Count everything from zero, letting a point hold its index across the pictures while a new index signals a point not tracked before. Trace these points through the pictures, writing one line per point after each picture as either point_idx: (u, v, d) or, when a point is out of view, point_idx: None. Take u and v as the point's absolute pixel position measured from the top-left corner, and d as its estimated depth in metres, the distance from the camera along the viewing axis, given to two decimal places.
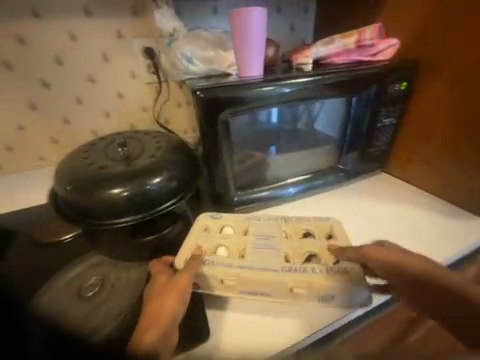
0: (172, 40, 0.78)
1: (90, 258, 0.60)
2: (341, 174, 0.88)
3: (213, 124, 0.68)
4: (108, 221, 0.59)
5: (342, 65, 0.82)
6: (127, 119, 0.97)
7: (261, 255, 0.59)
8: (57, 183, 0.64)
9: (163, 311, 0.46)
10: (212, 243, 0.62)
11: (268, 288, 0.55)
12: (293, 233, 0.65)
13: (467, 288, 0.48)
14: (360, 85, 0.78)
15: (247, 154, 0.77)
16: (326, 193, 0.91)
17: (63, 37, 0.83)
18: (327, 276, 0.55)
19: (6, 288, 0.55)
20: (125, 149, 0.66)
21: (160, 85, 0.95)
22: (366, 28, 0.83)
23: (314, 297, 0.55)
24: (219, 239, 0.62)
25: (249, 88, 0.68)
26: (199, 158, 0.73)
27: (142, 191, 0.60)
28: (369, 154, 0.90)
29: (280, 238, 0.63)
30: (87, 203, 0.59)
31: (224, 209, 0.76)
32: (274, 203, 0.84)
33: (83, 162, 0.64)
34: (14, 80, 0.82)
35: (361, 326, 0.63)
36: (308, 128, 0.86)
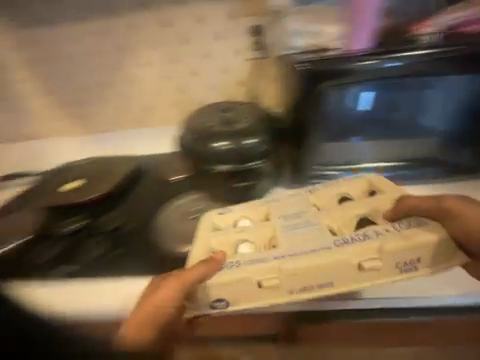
0: (298, 34, 1.15)
1: (191, 193, 1.16)
2: (433, 160, 1.17)
3: (319, 84, 1.03)
4: (213, 167, 1.12)
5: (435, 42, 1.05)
6: (225, 91, 1.45)
7: (300, 238, 0.89)
8: (187, 133, 1.19)
9: (153, 314, 0.79)
10: (230, 242, 0.92)
11: (310, 256, 0.85)
12: (322, 204, 0.99)
13: (465, 214, 0.87)
14: (443, 71, 1.03)
15: (339, 135, 1.16)
16: (402, 166, 1.17)
17: (211, 37, 1.38)
18: (343, 253, 0.84)
19: (143, 214, 1.15)
20: (227, 113, 1.21)
21: (272, 66, 1.37)
22: (427, 24, 1.11)
23: (374, 273, 0.83)
24: (240, 234, 0.93)
25: (355, 61, 1.01)
26: (289, 131, 1.16)
27: (240, 146, 1.10)
28: (440, 134, 1.18)
29: (312, 211, 0.97)
30: (202, 149, 1.12)
31: (301, 176, 1.16)
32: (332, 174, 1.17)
33: (219, 117, 1.20)
34: (192, 66, 1.42)
35: (395, 315, 0.94)
36: (405, 121, 1.20)
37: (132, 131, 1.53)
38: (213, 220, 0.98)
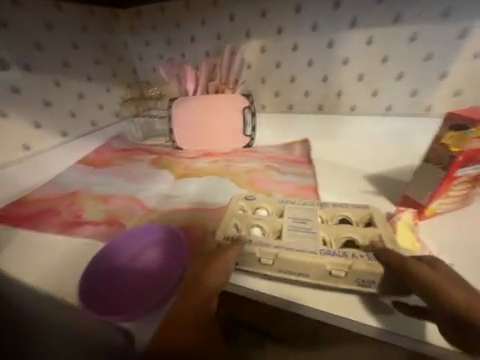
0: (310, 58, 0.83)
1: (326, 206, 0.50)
2: (445, 235, 0.48)
3: (261, 51, 0.87)
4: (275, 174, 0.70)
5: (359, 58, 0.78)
6: (288, 101, 0.92)
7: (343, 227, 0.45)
8: (296, 83, 0.88)
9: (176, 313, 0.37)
10: (244, 222, 0.47)
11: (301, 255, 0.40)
12: (361, 219, 0.47)
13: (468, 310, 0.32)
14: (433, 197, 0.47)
15: (244, 64, 0.90)
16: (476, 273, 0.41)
17: (288, 51, 0.84)
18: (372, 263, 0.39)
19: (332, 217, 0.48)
20: (287, 56, 0.85)
21: (302, 98, 0.90)
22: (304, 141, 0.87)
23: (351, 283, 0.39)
24: (254, 219, 0.48)
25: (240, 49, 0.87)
26: (269, 59, 0.88)
27: (280, 81, 0.90)
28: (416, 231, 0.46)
29: (312, 174, 0.72)
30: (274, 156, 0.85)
31: (441, 232, 0.48)
32: (319, 177, 0.71)
33: (270, 61, 0.88)
34: (270, 88, 0.92)
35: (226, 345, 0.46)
36: (284, 54, 0.85)
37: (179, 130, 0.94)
38: (240, 201, 0.52)
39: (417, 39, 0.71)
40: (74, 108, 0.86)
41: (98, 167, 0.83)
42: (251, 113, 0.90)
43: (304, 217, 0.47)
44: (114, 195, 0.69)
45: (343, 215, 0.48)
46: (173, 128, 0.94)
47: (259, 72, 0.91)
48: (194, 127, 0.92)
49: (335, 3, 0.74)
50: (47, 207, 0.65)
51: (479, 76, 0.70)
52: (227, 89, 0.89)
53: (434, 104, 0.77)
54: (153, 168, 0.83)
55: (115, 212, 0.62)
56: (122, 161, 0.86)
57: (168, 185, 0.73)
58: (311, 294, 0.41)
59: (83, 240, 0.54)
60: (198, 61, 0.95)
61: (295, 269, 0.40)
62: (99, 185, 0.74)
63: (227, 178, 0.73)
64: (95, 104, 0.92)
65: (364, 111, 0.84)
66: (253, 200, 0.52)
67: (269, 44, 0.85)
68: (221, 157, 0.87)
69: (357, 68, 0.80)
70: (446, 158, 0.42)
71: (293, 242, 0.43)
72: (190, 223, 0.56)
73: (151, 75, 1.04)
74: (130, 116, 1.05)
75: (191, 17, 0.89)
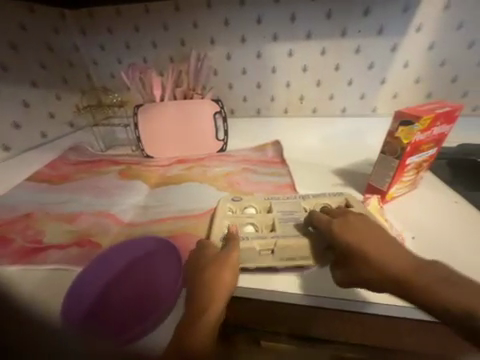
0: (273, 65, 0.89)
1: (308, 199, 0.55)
2: (403, 214, 0.56)
3: (227, 58, 0.90)
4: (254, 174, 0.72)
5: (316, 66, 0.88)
6: (256, 105, 0.97)
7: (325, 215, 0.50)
8: (263, 88, 0.94)
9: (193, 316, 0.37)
10: (237, 222, 0.50)
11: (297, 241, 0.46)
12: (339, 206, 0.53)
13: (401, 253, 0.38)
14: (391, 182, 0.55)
15: (211, 70, 0.91)
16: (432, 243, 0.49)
17: (253, 58, 0.89)
18: None
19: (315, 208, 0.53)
20: (252, 63, 0.90)
21: (269, 102, 0.96)
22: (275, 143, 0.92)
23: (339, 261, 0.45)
24: (245, 217, 0.50)
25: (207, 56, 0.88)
26: (235, 66, 0.91)
27: (248, 87, 0.94)
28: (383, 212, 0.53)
29: (288, 172, 0.77)
30: (249, 159, 0.87)
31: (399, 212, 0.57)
32: (294, 174, 0.76)
33: (237, 68, 0.91)
34: (238, 93, 0.95)
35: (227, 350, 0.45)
36: (250, 61, 0.89)
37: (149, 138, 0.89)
38: (228, 202, 0.54)
39: (361, 51, 0.83)
40: (19, 119, 0.76)
41: (54, 184, 0.73)
42: (222, 119, 0.91)
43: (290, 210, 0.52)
44: (80, 213, 0.61)
45: (324, 203, 0.53)
46: (141, 136, 0.89)
47: (226, 78, 0.93)
48: (164, 134, 0.89)
49: (292, 16, 0.81)
50: None
51: (408, 82, 0.85)
52: (196, 95, 0.88)
53: (378, 106, 0.90)
54: (122, 179, 0.76)
55: (87, 231, 0.56)
56: (85, 174, 0.78)
57: (142, 196, 0.68)
58: (304, 280, 0.44)
59: (50, 266, 0.47)
60: (163, 67, 0.93)
61: (295, 254, 0.45)
62: (59, 203, 0.65)
63: (207, 183, 0.73)
64: (44, 113, 0.82)
65: (324, 112, 0.94)
66: (240, 200, 0.54)
67: (234, 52, 0.89)
68: (196, 163, 0.85)
69: (314, 75, 0.89)
70: (398, 149, 0.51)
71: (286, 232, 0.47)
72: (176, 231, 0.54)
73: (109, 81, 0.97)
74: (88, 126, 0.96)
75: (152, 21, 0.87)
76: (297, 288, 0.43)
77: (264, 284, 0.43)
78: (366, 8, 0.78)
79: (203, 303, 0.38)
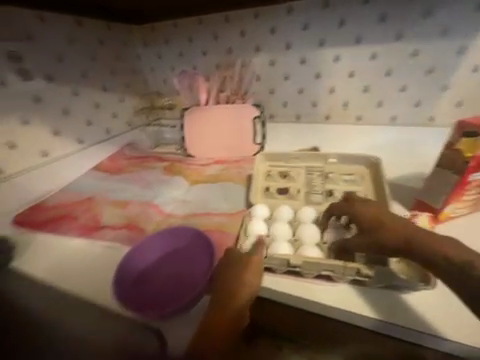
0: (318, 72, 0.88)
1: None
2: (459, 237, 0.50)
3: (271, 65, 0.92)
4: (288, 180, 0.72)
5: (364, 72, 0.83)
6: (295, 110, 0.97)
7: None
8: (304, 94, 0.93)
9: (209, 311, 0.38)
10: (266, 228, 0.49)
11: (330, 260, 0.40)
12: None
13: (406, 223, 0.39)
14: (446, 199, 0.49)
15: (254, 76, 0.94)
16: None
17: (296, 64, 0.89)
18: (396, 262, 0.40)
19: None
20: (297, 69, 0.90)
21: (310, 108, 0.94)
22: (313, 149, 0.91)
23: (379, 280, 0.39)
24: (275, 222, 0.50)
25: (250, 63, 0.92)
26: (278, 72, 0.92)
27: (290, 92, 0.94)
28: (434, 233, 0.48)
29: None
30: None
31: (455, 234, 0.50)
32: None
33: (279, 74, 0.92)
34: (278, 99, 0.97)
35: None
36: (293, 67, 0.90)
37: (192, 139, 0.97)
38: (258, 209, 0.52)
39: (419, 55, 0.76)
40: (90, 117, 0.88)
41: (112, 174, 0.84)
42: (261, 123, 0.93)
43: (322, 219, 0.51)
44: (130, 201, 0.70)
45: None
46: (185, 136, 0.97)
47: (268, 84, 0.95)
48: (204, 135, 0.95)
49: (341, 21, 0.79)
50: (67, 212, 0.67)
51: (478, 88, 0.75)
52: (237, 99, 0.93)
53: (436, 115, 0.81)
54: (167, 174, 0.84)
55: (135, 216, 0.63)
56: (136, 168, 0.89)
57: (182, 191, 0.74)
58: (335, 295, 0.40)
59: (105, 243, 0.56)
60: (209, 73, 1.00)
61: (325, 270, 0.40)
62: (115, 191, 0.76)
63: (242, 184, 0.75)
64: (109, 113, 0.95)
65: (369, 120, 0.89)
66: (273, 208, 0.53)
67: (278, 58, 0.90)
68: (232, 164, 0.89)
69: (361, 81, 0.85)
70: (459, 163, 0.45)
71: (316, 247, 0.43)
72: (209, 226, 0.58)
73: (161, 86, 1.09)
74: (142, 125, 1.09)
75: (204, 32, 0.94)
76: (325, 301, 0.40)
77: (288, 290, 0.41)
78: (428, 9, 0.71)
79: (227, 315, 0.37)
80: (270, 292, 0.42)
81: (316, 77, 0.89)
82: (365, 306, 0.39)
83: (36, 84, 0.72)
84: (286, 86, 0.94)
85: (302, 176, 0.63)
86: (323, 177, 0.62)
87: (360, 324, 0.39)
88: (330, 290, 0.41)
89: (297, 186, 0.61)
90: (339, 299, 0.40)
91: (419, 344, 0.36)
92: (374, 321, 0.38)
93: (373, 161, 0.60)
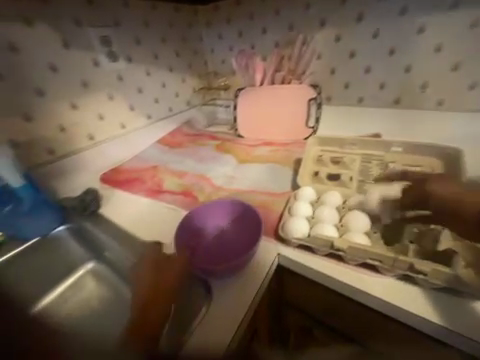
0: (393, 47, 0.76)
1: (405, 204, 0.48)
2: None
3: (336, 41, 0.84)
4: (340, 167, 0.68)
5: (457, 46, 0.69)
6: (358, 92, 0.88)
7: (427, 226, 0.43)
8: (372, 74, 0.83)
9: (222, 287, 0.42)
10: (311, 210, 0.49)
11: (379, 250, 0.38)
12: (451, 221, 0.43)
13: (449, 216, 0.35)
14: None
15: (315, 54, 0.88)
16: None
17: (366, 39, 0.79)
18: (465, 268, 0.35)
19: None
20: (367, 44, 0.80)
21: (377, 90, 0.84)
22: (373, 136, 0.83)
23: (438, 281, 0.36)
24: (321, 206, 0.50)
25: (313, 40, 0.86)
26: (343, 49, 0.84)
27: (355, 72, 0.85)
28: None
29: None
30: None
31: None
32: None
33: (345, 51, 0.84)
34: (340, 79, 0.89)
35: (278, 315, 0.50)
36: (363, 42, 0.80)
37: (244, 119, 0.99)
38: (305, 192, 0.53)
39: None
40: (158, 95, 0.98)
41: (172, 148, 0.95)
42: (317, 106, 0.88)
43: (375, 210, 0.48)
44: (186, 172, 0.79)
45: None
46: (237, 116, 1.00)
47: (329, 63, 0.88)
48: (256, 116, 0.97)
49: None
50: (137, 176, 0.80)
51: None
52: (294, 80, 0.90)
53: None
54: (218, 152, 0.90)
55: (189, 186, 0.71)
56: (192, 144, 0.97)
57: (231, 168, 0.79)
58: (381, 286, 0.38)
59: (165, 205, 0.65)
60: (267, 52, 0.98)
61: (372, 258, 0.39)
62: (174, 163, 0.86)
63: (289, 166, 0.75)
64: (173, 92, 1.04)
65: (452, 106, 0.75)
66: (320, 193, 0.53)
67: (346, 33, 0.81)
68: (281, 147, 0.88)
69: (450, 57, 0.71)
70: None
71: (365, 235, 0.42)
72: (254, 202, 0.61)
73: (219, 67, 1.13)
74: (198, 105, 1.17)
75: (266, 8, 0.91)
76: (368, 288, 0.38)
77: (328, 271, 0.41)
78: None
79: (153, 295, 0.36)
80: (309, 270, 0.43)
81: (389, 54, 0.78)
82: (416, 304, 0.36)
83: (119, 64, 0.83)
84: (351, 64, 0.85)
85: (357, 164, 0.59)
86: (382, 167, 0.56)
87: (406, 320, 0.36)
88: (370, 279, 0.39)
89: (350, 173, 0.57)
90: (385, 291, 0.38)
91: (468, 352, 0.33)
92: (419, 320, 0.35)
93: (452, 153, 0.51)
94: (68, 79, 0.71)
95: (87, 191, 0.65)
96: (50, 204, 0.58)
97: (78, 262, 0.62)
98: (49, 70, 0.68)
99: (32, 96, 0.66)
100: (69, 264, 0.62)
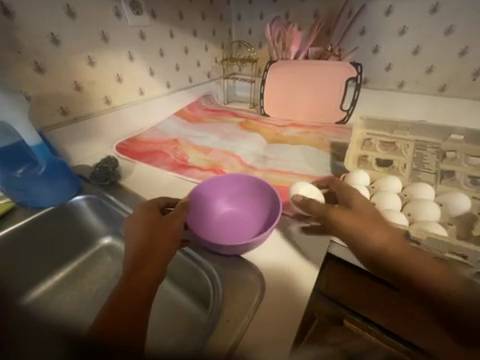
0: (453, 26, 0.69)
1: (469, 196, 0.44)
2: None
3: (386, 14, 0.75)
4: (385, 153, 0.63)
5: None
6: (400, 76, 0.81)
7: None
8: (422, 55, 0.76)
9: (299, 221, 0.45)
10: (368, 197, 0.45)
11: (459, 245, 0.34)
12: None
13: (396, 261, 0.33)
14: None
15: (359, 28, 0.80)
16: None
17: (423, 14, 0.71)
18: None
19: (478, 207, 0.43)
20: (422, 20, 0.71)
21: (423, 75, 0.78)
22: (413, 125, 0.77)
23: None
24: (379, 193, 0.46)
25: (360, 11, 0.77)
26: (393, 24, 0.75)
27: (401, 52, 0.78)
28: None
29: None
30: None
31: None
32: None
33: (394, 27, 0.75)
34: (383, 60, 0.81)
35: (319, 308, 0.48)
36: (417, 17, 0.72)
37: (271, 97, 0.91)
38: (359, 176, 0.48)
39: None
40: (179, 62, 0.89)
41: (191, 123, 0.87)
42: (355, 87, 0.81)
43: (439, 200, 0.44)
44: (211, 148, 0.72)
45: None
46: (264, 93, 0.92)
47: (373, 40, 0.80)
48: (285, 94, 0.89)
49: None
50: (157, 148, 0.73)
51: None
52: (332, 56, 0.82)
53: None
54: (243, 130, 0.83)
55: (217, 162, 0.65)
56: (214, 119, 0.90)
57: (260, 147, 0.73)
58: None
59: (193, 181, 0.59)
60: (303, 23, 0.88)
61: (451, 252, 0.34)
62: (196, 137, 0.79)
63: (324, 150, 0.69)
64: (195, 60, 0.95)
65: None
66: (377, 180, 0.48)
67: (399, 5, 0.72)
68: (312, 129, 0.82)
69: None
70: None
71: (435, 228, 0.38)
72: (292, 184, 0.56)
73: (244, 37, 1.03)
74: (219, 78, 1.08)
75: None
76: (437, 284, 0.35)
77: None
78: None
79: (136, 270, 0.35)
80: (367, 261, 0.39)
81: (446, 34, 0.70)
82: None
83: (142, 20, 0.73)
84: (399, 43, 0.77)
85: (410, 151, 0.54)
86: (439, 155, 0.52)
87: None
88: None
89: (403, 160, 0.53)
90: None
91: None
92: None
93: None
94: (85, 27, 0.62)
95: (107, 160, 0.61)
96: (66, 171, 0.52)
97: (95, 234, 0.58)
98: (66, 14, 0.58)
99: (46, 43, 0.57)
100: (87, 237, 0.57)
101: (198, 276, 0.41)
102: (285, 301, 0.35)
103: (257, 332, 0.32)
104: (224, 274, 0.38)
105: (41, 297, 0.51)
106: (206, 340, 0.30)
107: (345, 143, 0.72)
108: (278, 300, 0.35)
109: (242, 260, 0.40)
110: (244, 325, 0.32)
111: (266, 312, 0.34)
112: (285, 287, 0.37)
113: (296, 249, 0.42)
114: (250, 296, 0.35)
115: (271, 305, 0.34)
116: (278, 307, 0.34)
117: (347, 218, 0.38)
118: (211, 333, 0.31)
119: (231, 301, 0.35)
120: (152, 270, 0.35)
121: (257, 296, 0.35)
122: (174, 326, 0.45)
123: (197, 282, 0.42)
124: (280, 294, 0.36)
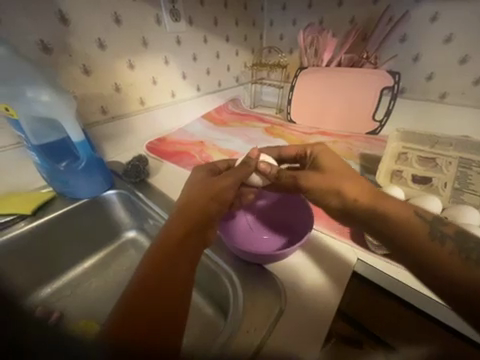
0: None
1: None
2: None
3: (432, 21, 0.70)
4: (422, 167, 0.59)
5: None
6: (444, 87, 0.75)
7: None
8: (470, 65, 0.69)
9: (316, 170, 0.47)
10: None
11: None
12: None
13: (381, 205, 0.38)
14: None
15: (399, 36, 0.76)
16: None
17: (474, 21, 0.65)
18: None
19: None
20: (473, 27, 0.66)
21: (469, 86, 0.71)
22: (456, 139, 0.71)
23: None
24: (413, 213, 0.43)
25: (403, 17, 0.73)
26: (438, 32, 0.70)
27: (447, 61, 0.72)
28: None
29: None
30: None
31: None
32: None
33: (440, 35, 0.70)
34: (424, 69, 0.76)
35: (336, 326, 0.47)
36: (468, 24, 0.66)
37: (299, 103, 0.90)
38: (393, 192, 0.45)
39: None
40: (210, 66, 0.91)
41: (218, 126, 0.89)
42: (391, 96, 0.76)
43: None
44: (236, 153, 0.73)
45: None
46: (292, 99, 0.91)
47: (414, 48, 0.75)
48: (314, 100, 0.87)
49: None
50: (184, 149, 0.75)
51: None
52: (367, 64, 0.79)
53: None
54: (268, 135, 0.83)
55: None
56: (240, 123, 0.91)
57: None
58: None
59: None
60: (338, 30, 0.86)
61: None
62: (222, 141, 0.80)
63: (353, 161, 0.66)
64: (225, 65, 0.97)
65: None
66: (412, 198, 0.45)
67: (448, 11, 0.67)
68: (341, 138, 0.79)
69: None
70: None
71: None
72: None
73: (275, 43, 1.03)
74: (247, 82, 1.09)
75: None
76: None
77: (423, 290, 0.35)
78: None
79: (164, 264, 0.34)
80: (398, 286, 0.37)
81: None
82: None
83: (179, 26, 0.76)
84: (444, 51, 0.71)
85: (453, 169, 0.49)
86: None
87: None
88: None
89: (443, 179, 0.48)
90: None
91: None
92: None
93: None
94: (128, 34, 0.66)
95: (139, 158, 0.64)
96: (103, 167, 0.56)
97: (122, 227, 0.61)
98: (112, 20, 0.62)
99: (93, 48, 0.61)
100: (114, 230, 0.61)
101: (218, 281, 0.41)
102: (306, 317, 0.34)
103: (276, 346, 0.31)
104: (245, 282, 0.38)
105: (71, 282, 0.55)
106: (223, 347, 0.30)
107: (376, 155, 0.68)
108: (299, 316, 0.34)
109: (263, 269, 0.39)
110: (263, 338, 0.31)
111: (286, 327, 0.33)
112: (306, 303, 0.36)
113: (320, 265, 0.40)
114: (270, 308, 0.34)
115: (291, 322, 0.33)
116: (300, 325, 0.33)
117: (320, 180, 0.42)
118: (229, 343, 0.31)
119: (250, 310, 0.34)
120: (182, 267, 0.34)
121: (278, 308, 0.34)
122: (190, 326, 0.46)
123: (216, 287, 0.43)
124: (302, 310, 0.35)
